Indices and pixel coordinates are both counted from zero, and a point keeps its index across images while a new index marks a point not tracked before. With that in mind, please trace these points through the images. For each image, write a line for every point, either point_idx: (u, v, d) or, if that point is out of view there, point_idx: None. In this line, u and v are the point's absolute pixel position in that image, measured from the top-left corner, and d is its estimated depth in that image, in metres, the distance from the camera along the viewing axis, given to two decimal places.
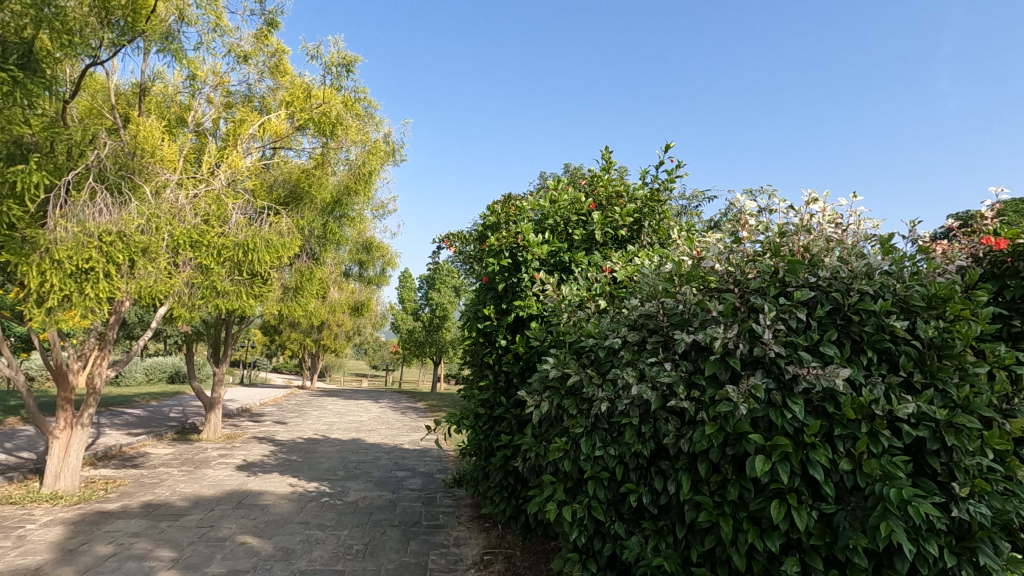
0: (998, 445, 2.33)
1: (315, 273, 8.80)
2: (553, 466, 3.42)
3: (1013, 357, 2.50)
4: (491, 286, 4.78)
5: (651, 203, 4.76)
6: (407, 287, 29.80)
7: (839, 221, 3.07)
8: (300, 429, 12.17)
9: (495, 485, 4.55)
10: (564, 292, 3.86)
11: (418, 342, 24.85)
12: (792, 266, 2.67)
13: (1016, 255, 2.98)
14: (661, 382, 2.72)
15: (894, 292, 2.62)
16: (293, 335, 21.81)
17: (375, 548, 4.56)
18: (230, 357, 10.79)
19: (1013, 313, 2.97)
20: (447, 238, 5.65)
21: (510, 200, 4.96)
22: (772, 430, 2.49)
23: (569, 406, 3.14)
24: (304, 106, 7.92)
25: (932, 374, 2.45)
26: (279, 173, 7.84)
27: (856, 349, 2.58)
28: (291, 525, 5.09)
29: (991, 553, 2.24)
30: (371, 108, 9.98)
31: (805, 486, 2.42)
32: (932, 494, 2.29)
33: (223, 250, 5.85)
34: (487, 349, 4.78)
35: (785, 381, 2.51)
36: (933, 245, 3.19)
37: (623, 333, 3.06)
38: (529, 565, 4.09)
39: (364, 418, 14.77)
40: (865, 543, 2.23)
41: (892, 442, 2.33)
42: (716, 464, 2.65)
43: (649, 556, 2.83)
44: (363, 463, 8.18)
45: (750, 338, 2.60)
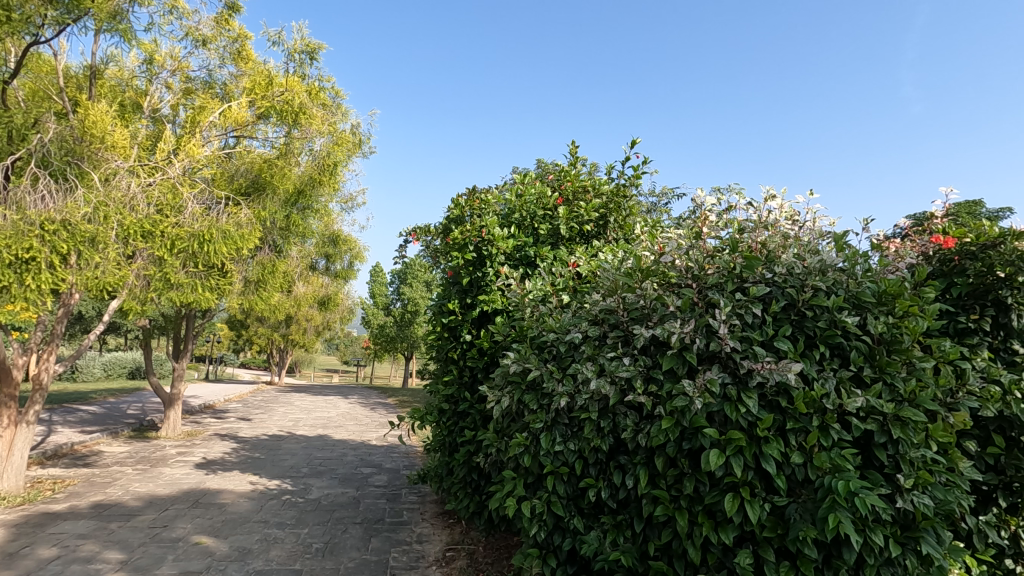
0: (942, 437, 2.40)
1: (278, 267, 8.58)
2: (514, 462, 3.40)
3: (957, 352, 2.57)
4: (456, 281, 4.74)
5: (617, 199, 4.79)
6: (378, 282, 29.51)
7: (795, 218, 3.12)
8: (264, 425, 11.94)
9: (458, 481, 4.52)
10: (528, 287, 3.84)
11: (389, 337, 24.66)
12: (748, 261, 2.70)
13: (963, 254, 3.08)
14: (620, 377, 2.72)
15: (847, 288, 2.67)
16: (260, 329, 21.34)
17: (335, 546, 4.48)
18: (190, 352, 10.47)
19: (959, 310, 3.08)
20: (413, 231, 5.58)
21: (475, 193, 4.91)
22: (726, 424, 2.51)
23: (529, 401, 3.11)
24: (266, 94, 7.68)
25: (881, 368, 2.50)
26: (240, 163, 7.59)
27: (810, 344, 2.62)
28: (249, 524, 4.96)
29: (933, 542, 2.31)
30: (338, 98, 9.78)
31: (758, 479, 2.45)
32: (878, 486, 2.34)
33: (178, 242, 5.63)
34: (452, 344, 4.73)
35: (740, 375, 2.53)
36: (886, 243, 3.29)
37: (583, 328, 3.05)
38: (492, 561, 4.07)
39: (331, 414, 14.57)
40: (814, 535, 2.27)
41: (842, 435, 2.37)
42: (673, 459, 2.66)
43: (607, 551, 2.84)
44: (328, 460, 8.05)
45: (706, 333, 2.62)
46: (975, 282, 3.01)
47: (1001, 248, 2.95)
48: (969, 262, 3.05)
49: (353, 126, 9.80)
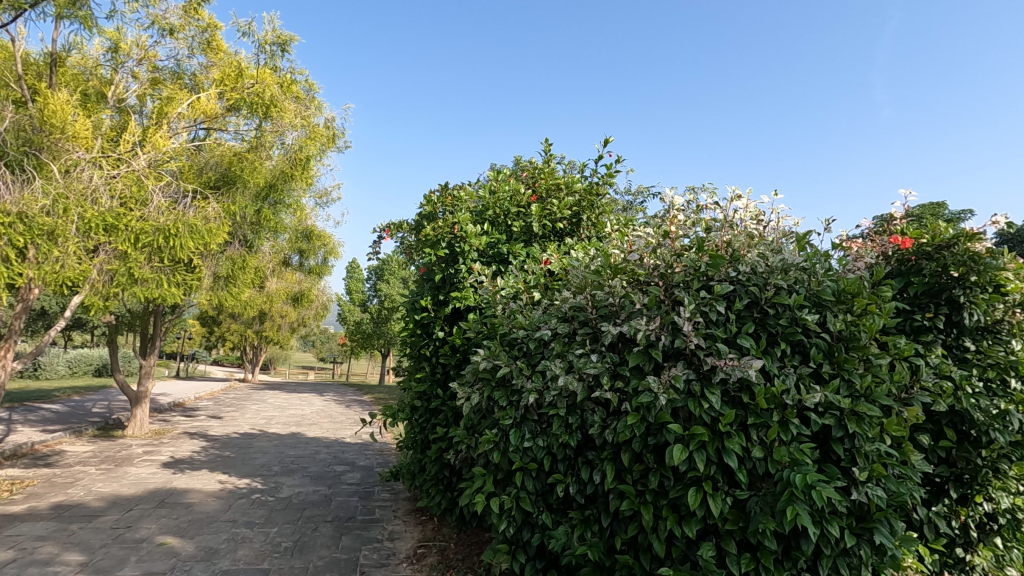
0: (895, 432, 2.48)
1: (249, 262, 8.41)
2: (484, 458, 3.40)
3: (911, 349, 2.66)
4: (429, 277, 4.72)
5: (590, 197, 4.84)
6: (355, 278, 29.23)
7: (760, 218, 3.19)
8: (236, 423, 11.73)
9: (430, 478, 4.51)
10: (499, 284, 3.85)
11: (366, 334, 24.47)
12: (713, 259, 2.75)
13: (920, 254, 3.19)
14: (588, 374, 2.75)
15: (808, 287, 2.73)
16: (232, 326, 20.94)
17: (305, 545, 4.43)
18: (159, 349, 10.22)
19: (915, 308, 3.18)
20: (387, 227, 5.54)
21: (448, 189, 4.90)
22: (691, 420, 2.56)
23: (499, 398, 3.12)
24: (237, 86, 7.51)
25: (839, 365, 2.57)
26: (210, 156, 7.41)
27: (772, 341, 2.68)
28: (216, 524, 4.88)
29: (886, 533, 2.39)
30: (311, 92, 9.65)
31: (721, 473, 2.50)
32: (835, 479, 2.41)
33: (142, 235, 5.50)
34: (424, 341, 4.70)
35: (704, 371, 2.58)
36: (847, 244, 3.38)
37: (553, 325, 3.08)
38: (462, 557, 4.07)
39: (306, 411, 14.39)
40: (773, 527, 2.33)
41: (801, 430, 2.43)
42: (639, 454, 2.70)
43: (575, 545, 2.87)
44: (300, 458, 7.96)
45: (672, 331, 2.66)
46: (930, 281, 3.11)
47: (955, 248, 3.06)
48: (925, 262, 3.15)
49: (327, 120, 9.69)
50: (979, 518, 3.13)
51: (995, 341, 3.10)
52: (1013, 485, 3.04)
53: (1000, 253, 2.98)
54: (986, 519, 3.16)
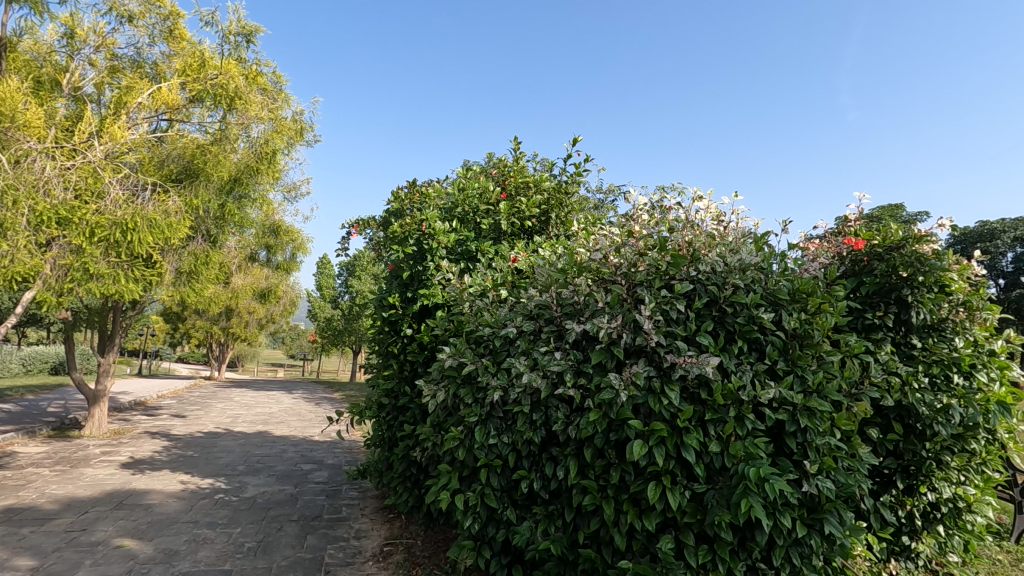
0: (845, 426, 2.58)
1: (212, 258, 8.17)
2: (450, 456, 3.41)
3: (861, 346, 2.76)
4: (398, 274, 4.69)
5: (559, 196, 4.91)
6: (325, 274, 28.81)
7: (721, 218, 3.29)
8: (199, 422, 11.44)
9: (397, 475, 4.50)
10: (467, 281, 3.86)
11: (336, 331, 24.16)
12: (674, 259, 2.81)
13: (871, 255, 3.31)
14: (551, 371, 2.79)
15: (765, 286, 2.81)
16: (197, 322, 20.40)
17: (269, 545, 4.37)
18: (118, 346, 9.89)
19: (866, 307, 3.30)
20: (355, 223, 5.47)
21: (416, 186, 4.88)
22: (651, 416, 2.61)
23: (464, 395, 3.13)
24: (199, 76, 7.26)
25: (793, 361, 2.65)
26: (172, 148, 7.20)
27: (729, 339, 2.76)
28: (177, 525, 4.77)
29: (835, 523, 2.48)
30: (279, 84, 9.48)
31: (679, 468, 2.57)
32: (787, 472, 2.50)
33: (98, 230, 5.33)
34: (392, 338, 4.66)
35: (664, 369, 2.64)
36: (804, 244, 3.50)
37: (518, 323, 3.11)
38: (429, 554, 4.06)
39: (273, 410, 14.13)
40: (728, 519, 2.40)
41: (755, 425, 2.51)
42: (601, 450, 2.74)
43: (538, 541, 2.90)
44: (266, 457, 7.84)
45: (634, 329, 2.71)
46: (881, 281, 3.24)
47: (903, 250, 3.19)
48: (876, 262, 3.28)
49: (295, 112, 9.53)
50: (924, 507, 3.28)
51: (940, 338, 3.24)
52: (954, 476, 3.20)
53: (945, 255, 3.12)
54: (930, 508, 3.31)
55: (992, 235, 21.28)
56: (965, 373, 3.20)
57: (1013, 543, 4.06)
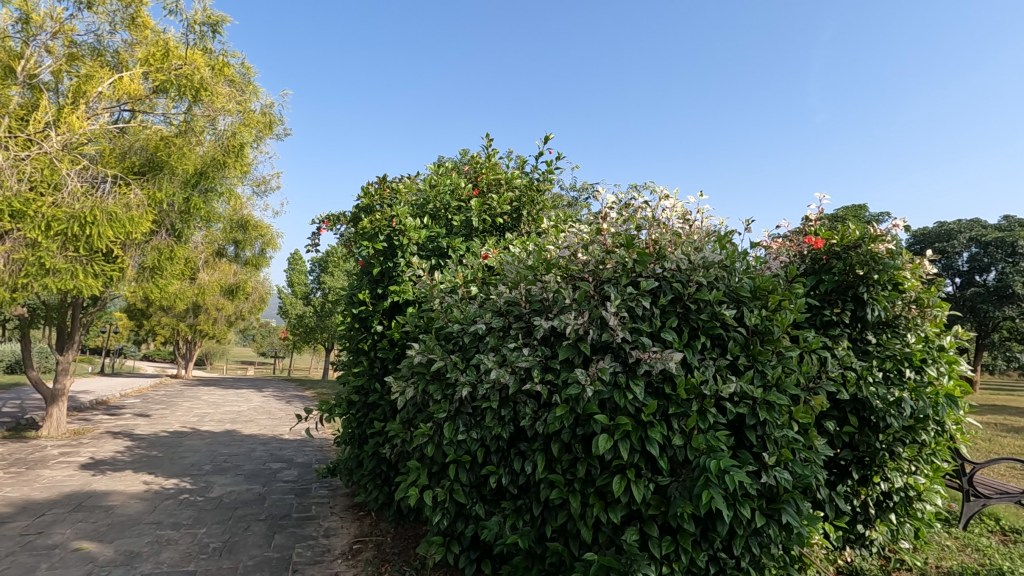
0: (802, 418, 2.66)
1: (177, 253, 7.92)
2: (419, 452, 3.40)
3: (818, 342, 2.85)
4: (368, 271, 4.66)
5: (530, 193, 4.96)
6: (297, 270, 28.34)
7: (686, 217, 3.37)
8: (165, 422, 11.17)
9: (367, 472, 4.47)
10: (437, 278, 3.86)
11: (308, 328, 23.78)
12: (640, 257, 2.86)
13: (830, 254, 3.43)
14: (519, 367, 2.81)
15: (727, 284, 2.88)
16: (163, 319, 19.85)
17: (235, 545, 4.31)
18: (78, 344, 9.56)
19: (825, 305, 3.41)
20: (325, 218, 5.40)
21: (386, 181, 4.84)
22: (617, 410, 2.65)
23: (433, 391, 3.13)
24: (163, 67, 7.07)
25: (753, 357, 2.73)
26: (134, 139, 6.97)
27: (693, 335, 2.83)
28: (139, 526, 4.66)
29: (792, 512, 2.57)
30: (248, 76, 9.32)
31: (644, 461, 2.62)
32: (747, 464, 2.57)
33: (54, 223, 5.31)
34: (363, 335, 4.63)
35: (630, 364, 2.70)
36: (767, 243, 3.59)
37: (487, 320, 3.13)
38: (398, 550, 4.05)
39: (242, 408, 13.85)
40: (690, 510, 2.46)
41: (717, 419, 2.58)
42: (568, 444, 2.77)
43: (507, 535, 2.93)
44: (234, 456, 7.70)
45: (600, 325, 2.75)
46: (838, 279, 3.35)
47: (860, 249, 3.31)
48: (834, 261, 3.40)
49: (265, 105, 9.37)
50: (877, 497, 3.42)
51: (893, 335, 3.37)
52: (905, 466, 3.34)
53: (898, 254, 3.25)
54: (883, 497, 3.45)
55: (948, 235, 22.09)
56: (916, 367, 3.34)
57: (960, 529, 4.25)
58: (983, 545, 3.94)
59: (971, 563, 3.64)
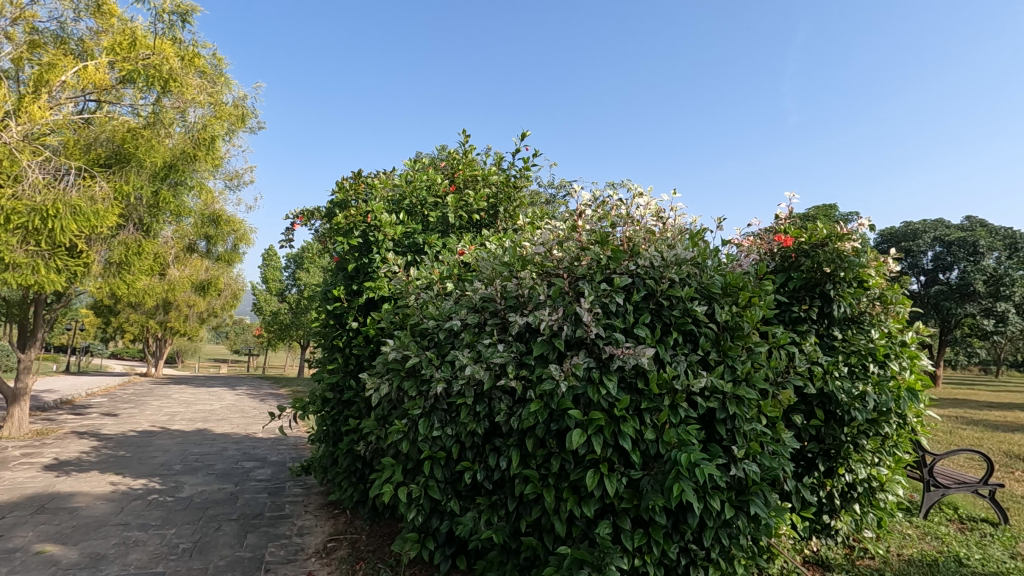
0: (770, 412, 2.73)
1: (146, 248, 7.68)
2: (394, 449, 3.38)
3: (786, 338, 2.92)
4: (343, 266, 4.61)
5: (507, 190, 4.98)
6: (272, 266, 27.86)
7: (660, 215, 3.42)
8: (134, 421, 10.89)
9: (342, 470, 4.43)
10: (413, 274, 3.84)
11: (283, 325, 23.41)
12: (614, 254, 2.89)
13: (799, 252, 3.51)
14: (494, 363, 2.82)
15: (699, 281, 2.93)
16: (131, 315, 19.30)
17: (206, 545, 4.24)
18: (40, 341, 9.24)
19: (793, 301, 3.50)
20: (300, 214, 5.32)
21: (361, 176, 4.80)
22: (590, 406, 2.68)
23: (408, 388, 3.11)
24: (130, 57, 6.84)
25: (724, 352, 2.79)
26: (100, 130, 6.80)
27: (666, 331, 2.87)
28: (106, 528, 4.55)
29: (760, 503, 2.63)
30: (220, 68, 9.14)
31: (617, 455, 2.65)
32: (717, 457, 2.63)
33: (13, 215, 5.17)
34: (338, 332, 4.58)
35: (603, 360, 2.72)
36: (739, 242, 3.67)
37: (463, 316, 3.13)
38: (373, 548, 4.02)
39: (214, 407, 13.55)
40: (662, 503, 2.50)
41: (688, 413, 2.63)
42: (542, 439, 2.79)
43: (481, 530, 2.95)
44: (205, 455, 7.55)
45: (574, 321, 2.78)
46: (807, 276, 3.44)
47: (827, 247, 3.40)
48: (803, 259, 3.48)
49: (238, 98, 9.19)
50: (843, 488, 3.52)
51: (858, 330, 3.46)
52: (868, 458, 3.45)
53: (863, 252, 3.35)
54: (848, 488, 3.55)
55: (914, 234, 22.75)
56: (879, 362, 3.44)
57: (921, 518, 4.40)
58: (942, 533, 4.09)
59: (930, 550, 3.77)
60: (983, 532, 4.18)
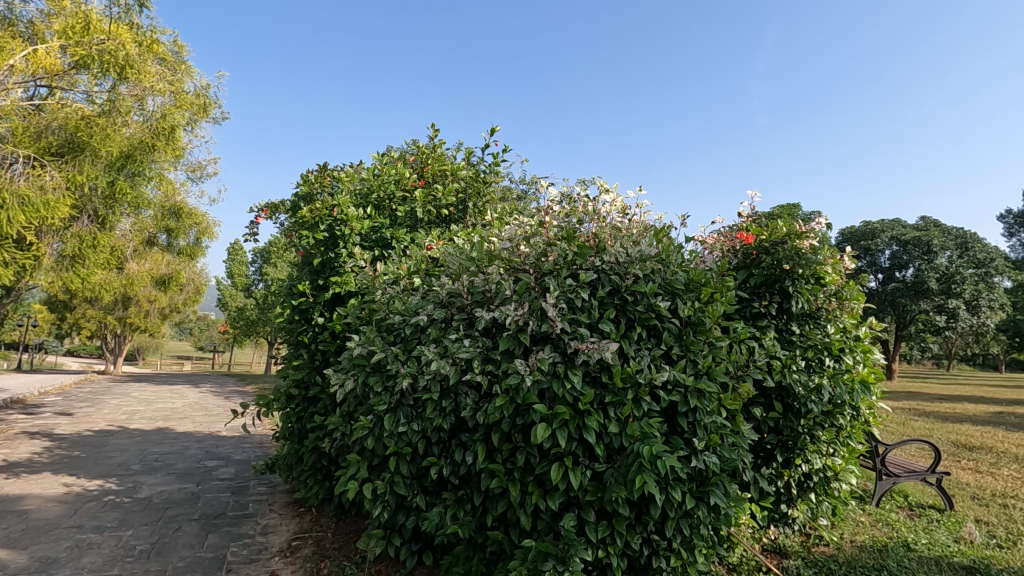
0: (730, 405, 2.79)
1: (101, 241, 7.36)
2: (360, 445, 3.35)
3: (746, 333, 3.00)
4: (309, 261, 4.54)
5: (476, 185, 4.99)
6: (238, 261, 27.20)
7: (626, 211, 3.48)
8: (91, 420, 10.50)
9: (307, 468, 4.37)
10: (380, 270, 3.81)
11: (249, 321, 22.90)
12: (580, 250, 2.92)
13: (759, 249, 3.59)
14: (460, 358, 2.82)
15: (662, 277, 2.98)
16: (88, 311, 18.59)
17: (164, 546, 4.13)
18: None
19: (754, 297, 3.59)
20: (264, 207, 5.21)
21: (327, 169, 4.73)
22: (555, 400, 2.70)
23: (374, 383, 3.09)
24: (84, 41, 6.54)
25: (686, 347, 2.84)
26: (52, 117, 6.53)
27: (630, 326, 2.92)
28: (58, 530, 4.38)
29: (720, 494, 2.70)
30: (181, 55, 8.85)
31: (582, 449, 2.68)
32: (678, 449, 2.68)
33: None
34: (303, 327, 4.49)
35: (568, 354, 2.75)
36: (702, 239, 3.75)
37: (429, 311, 3.12)
38: (339, 546, 3.98)
39: (176, 405, 13.17)
40: (624, 495, 2.54)
41: (651, 406, 2.67)
42: (507, 434, 2.81)
43: (447, 526, 2.94)
44: (166, 455, 7.34)
45: (540, 316, 2.80)
46: (767, 272, 3.53)
47: (786, 245, 3.49)
48: (763, 256, 3.57)
49: (201, 86, 8.92)
50: (799, 478, 3.64)
51: (815, 325, 3.57)
52: (824, 448, 3.58)
53: (820, 250, 3.46)
54: (804, 478, 3.68)
55: (872, 234, 23.57)
56: (835, 356, 3.56)
57: (873, 505, 4.59)
58: (892, 520, 4.27)
59: (881, 536, 3.93)
60: (931, 518, 4.38)
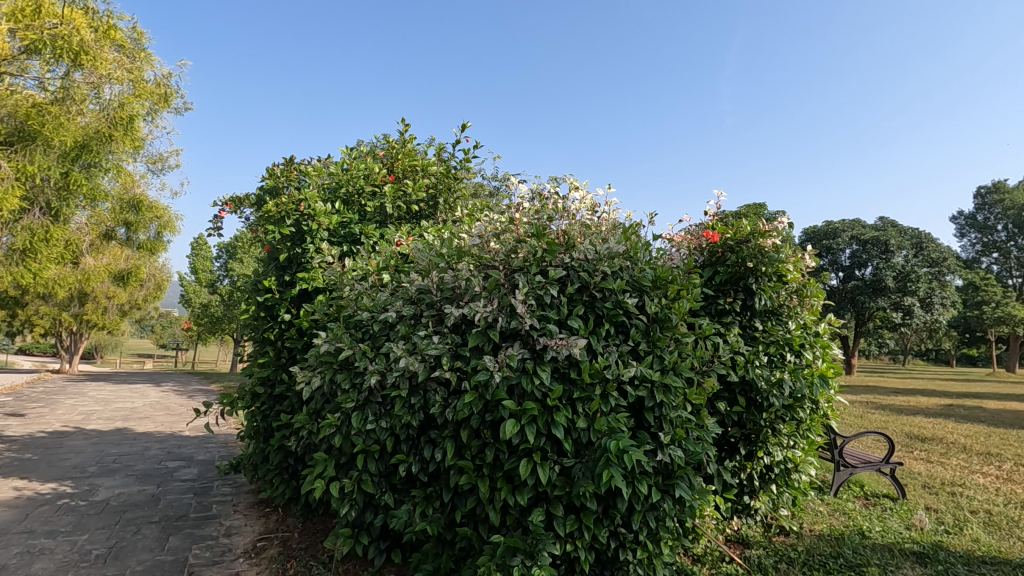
0: (695, 400, 2.85)
1: (55, 235, 7.06)
2: (327, 443, 3.30)
3: (711, 329, 3.06)
4: (275, 256, 4.44)
5: (447, 181, 4.96)
6: (202, 256, 26.44)
7: (595, 209, 3.51)
8: (43, 421, 10.09)
9: (273, 467, 4.28)
10: (348, 265, 3.75)
11: (214, 317, 22.30)
12: (549, 246, 2.93)
13: (725, 247, 3.67)
14: (429, 354, 2.81)
15: (630, 274, 3.01)
16: (41, 307, 17.81)
17: (122, 550, 4.00)
18: None
19: (719, 294, 3.68)
20: (228, 201, 5.07)
21: (294, 163, 4.64)
22: (525, 396, 2.71)
23: (341, 380, 3.05)
24: (35, 25, 6.26)
25: (653, 343, 2.89)
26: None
27: (598, 323, 2.95)
28: (7, 536, 4.20)
29: (685, 486, 2.75)
30: (141, 43, 8.54)
31: (550, 444, 2.70)
32: (645, 443, 2.73)
33: None
34: (269, 324, 4.40)
35: (537, 350, 2.77)
36: (670, 237, 3.82)
37: (398, 307, 3.09)
38: (306, 546, 3.92)
39: (136, 405, 12.75)
40: (592, 489, 2.57)
41: (618, 401, 2.71)
42: (477, 430, 2.81)
43: (416, 523, 2.93)
44: (125, 456, 7.10)
45: (509, 313, 2.81)
46: (731, 270, 3.62)
47: (749, 243, 3.58)
48: (728, 253, 3.65)
49: (162, 75, 8.63)
50: (761, 470, 3.75)
51: (777, 322, 3.67)
52: (784, 441, 3.69)
53: (782, 249, 3.55)
54: (765, 470, 3.79)
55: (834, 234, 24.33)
56: (796, 351, 3.67)
57: (831, 495, 4.75)
58: (848, 509, 4.42)
59: (838, 525, 4.07)
60: (884, 506, 4.56)
